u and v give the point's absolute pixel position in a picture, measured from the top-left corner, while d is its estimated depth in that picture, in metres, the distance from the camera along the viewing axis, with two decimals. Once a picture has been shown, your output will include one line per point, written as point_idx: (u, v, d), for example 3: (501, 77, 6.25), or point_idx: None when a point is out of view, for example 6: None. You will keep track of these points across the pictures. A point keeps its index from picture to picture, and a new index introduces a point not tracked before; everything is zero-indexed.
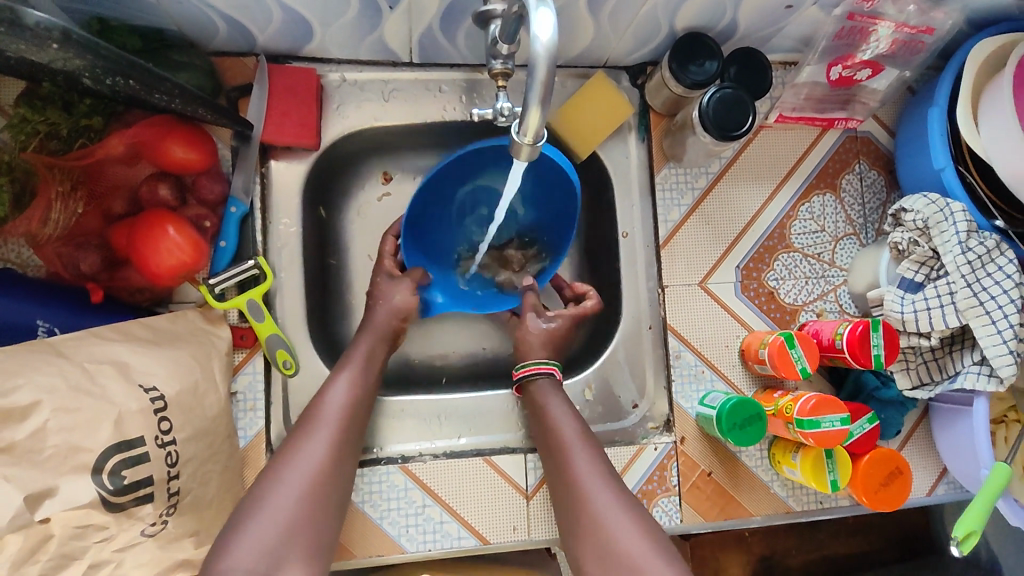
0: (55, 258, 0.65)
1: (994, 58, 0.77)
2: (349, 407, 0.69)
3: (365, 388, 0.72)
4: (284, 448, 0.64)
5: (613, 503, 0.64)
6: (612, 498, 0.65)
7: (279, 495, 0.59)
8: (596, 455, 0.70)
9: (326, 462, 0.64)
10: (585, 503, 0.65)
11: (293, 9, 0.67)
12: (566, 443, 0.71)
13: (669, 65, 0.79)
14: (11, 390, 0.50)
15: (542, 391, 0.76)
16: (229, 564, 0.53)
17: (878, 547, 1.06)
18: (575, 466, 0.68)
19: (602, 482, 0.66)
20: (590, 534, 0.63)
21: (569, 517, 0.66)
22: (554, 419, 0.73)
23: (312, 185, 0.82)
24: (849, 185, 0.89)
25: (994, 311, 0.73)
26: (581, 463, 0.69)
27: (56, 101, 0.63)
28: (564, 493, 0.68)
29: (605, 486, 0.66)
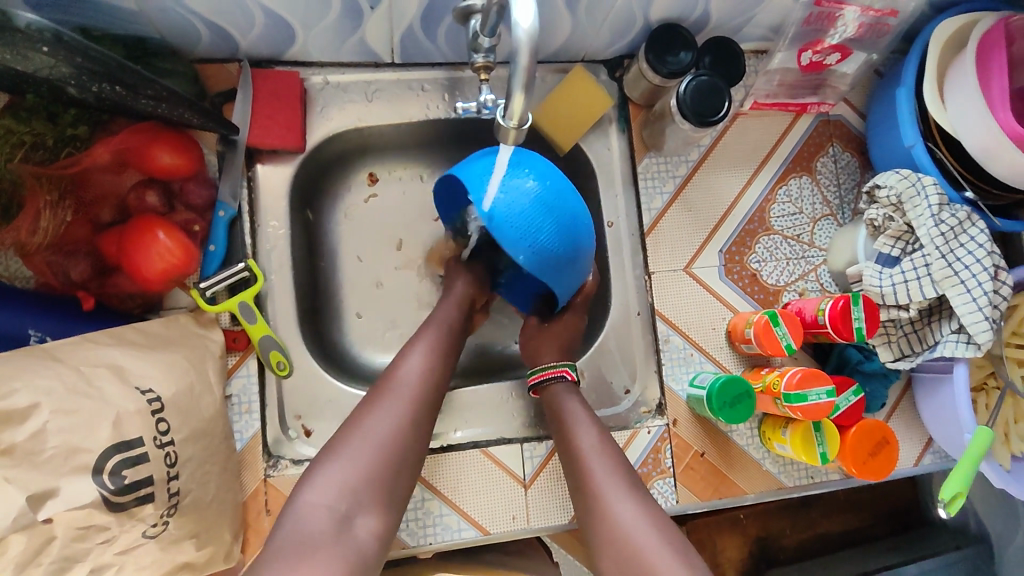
0: (45, 268, 0.65)
1: (957, 39, 0.80)
2: (429, 372, 0.70)
3: (445, 347, 0.74)
4: (366, 402, 0.66)
5: (632, 510, 0.64)
6: (631, 504, 0.64)
7: (357, 447, 0.61)
8: (614, 459, 0.69)
9: (402, 424, 0.64)
10: (603, 509, 0.65)
11: (275, 13, 0.68)
12: (583, 448, 0.71)
13: (646, 56, 0.80)
14: (8, 394, 0.50)
15: (559, 398, 0.77)
16: (313, 497, 0.58)
17: (869, 523, 1.08)
18: (593, 473, 0.68)
19: (621, 489, 0.66)
20: (611, 542, 0.62)
21: (589, 521, 0.66)
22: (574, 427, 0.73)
23: (299, 188, 0.82)
24: (824, 167, 0.91)
25: (969, 280, 0.76)
26: (598, 470, 0.68)
27: (40, 113, 0.63)
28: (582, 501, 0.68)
29: (624, 492, 0.66)
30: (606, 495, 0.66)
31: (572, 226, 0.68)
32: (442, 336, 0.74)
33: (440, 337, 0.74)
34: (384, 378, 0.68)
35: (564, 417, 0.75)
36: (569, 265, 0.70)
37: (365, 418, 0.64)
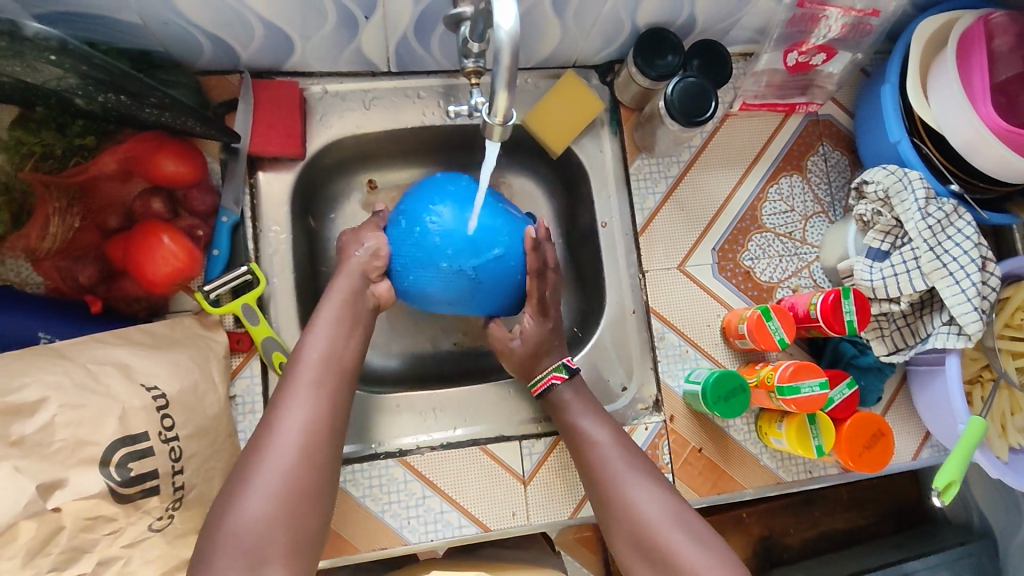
0: (54, 273, 0.68)
1: (939, 36, 0.82)
2: (310, 413, 0.64)
3: (330, 381, 0.67)
4: (247, 455, 0.62)
5: (651, 499, 0.68)
6: (646, 490, 0.69)
7: (240, 515, 0.57)
8: (623, 447, 0.73)
9: (289, 475, 0.60)
10: (613, 489, 0.70)
11: (274, 24, 0.71)
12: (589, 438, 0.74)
13: (635, 60, 0.82)
14: (19, 388, 0.52)
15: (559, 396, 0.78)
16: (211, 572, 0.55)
17: (873, 521, 1.07)
18: (607, 465, 0.72)
19: (637, 477, 0.70)
20: (633, 527, 0.67)
21: (604, 511, 0.70)
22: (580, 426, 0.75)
23: (300, 194, 0.84)
24: (814, 166, 0.93)
25: (957, 272, 0.77)
26: (612, 458, 0.72)
27: (50, 124, 0.66)
28: (598, 494, 0.71)
29: (643, 481, 0.70)
30: (622, 482, 0.70)
31: (450, 283, 0.76)
32: (321, 366, 0.67)
33: (320, 368, 0.67)
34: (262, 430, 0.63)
35: (569, 421, 0.77)
36: (455, 304, 0.78)
37: (246, 482, 0.59)
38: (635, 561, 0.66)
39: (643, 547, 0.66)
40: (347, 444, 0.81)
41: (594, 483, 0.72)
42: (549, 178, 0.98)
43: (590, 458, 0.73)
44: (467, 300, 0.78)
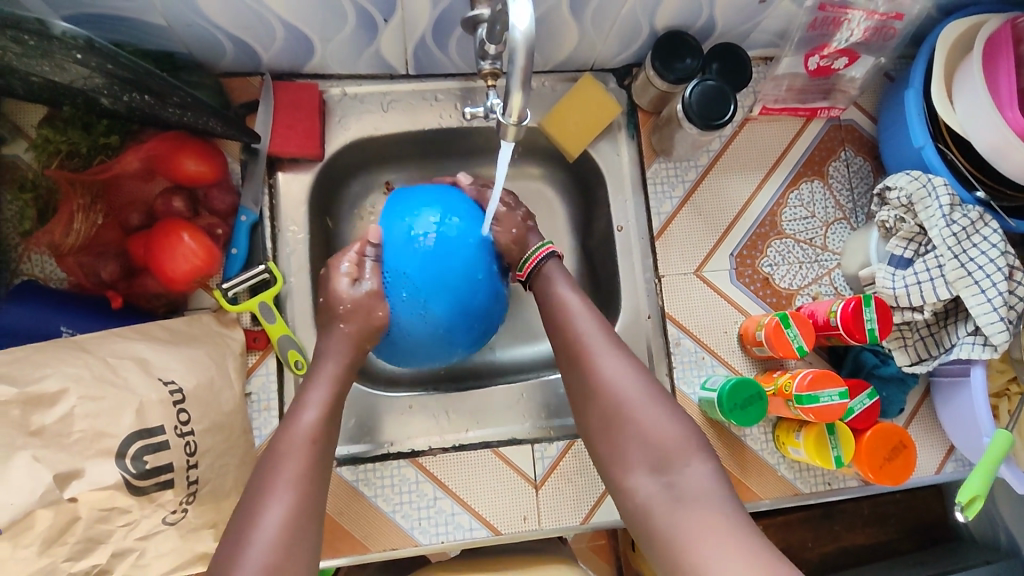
0: (77, 268, 0.69)
1: (963, 41, 0.80)
2: (299, 481, 0.60)
3: (320, 443, 0.63)
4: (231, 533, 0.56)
5: (621, 371, 0.67)
6: (623, 366, 0.68)
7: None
8: (601, 324, 0.71)
9: (283, 530, 0.56)
10: (585, 359, 0.69)
11: (294, 27, 0.72)
12: (574, 318, 0.72)
13: (653, 63, 0.82)
14: (40, 379, 0.53)
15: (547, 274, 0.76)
16: None
17: (896, 537, 1.03)
18: (585, 342, 0.70)
19: (613, 353, 0.69)
20: (597, 391, 0.67)
21: (576, 387, 0.70)
22: (559, 304, 0.73)
23: (318, 196, 0.85)
24: (836, 171, 0.91)
25: (983, 281, 0.76)
26: (590, 333, 0.70)
27: (75, 123, 0.69)
28: (572, 369, 0.70)
29: (613, 353, 0.69)
30: (593, 355, 0.69)
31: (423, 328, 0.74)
32: (313, 434, 0.64)
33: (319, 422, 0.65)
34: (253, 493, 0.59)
35: (551, 301, 0.74)
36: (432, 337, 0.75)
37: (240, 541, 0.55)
38: (597, 426, 0.67)
39: (613, 422, 0.65)
40: (359, 444, 0.81)
41: (565, 353, 0.71)
42: (566, 182, 0.97)
43: (559, 328, 0.72)
44: (445, 328, 0.74)
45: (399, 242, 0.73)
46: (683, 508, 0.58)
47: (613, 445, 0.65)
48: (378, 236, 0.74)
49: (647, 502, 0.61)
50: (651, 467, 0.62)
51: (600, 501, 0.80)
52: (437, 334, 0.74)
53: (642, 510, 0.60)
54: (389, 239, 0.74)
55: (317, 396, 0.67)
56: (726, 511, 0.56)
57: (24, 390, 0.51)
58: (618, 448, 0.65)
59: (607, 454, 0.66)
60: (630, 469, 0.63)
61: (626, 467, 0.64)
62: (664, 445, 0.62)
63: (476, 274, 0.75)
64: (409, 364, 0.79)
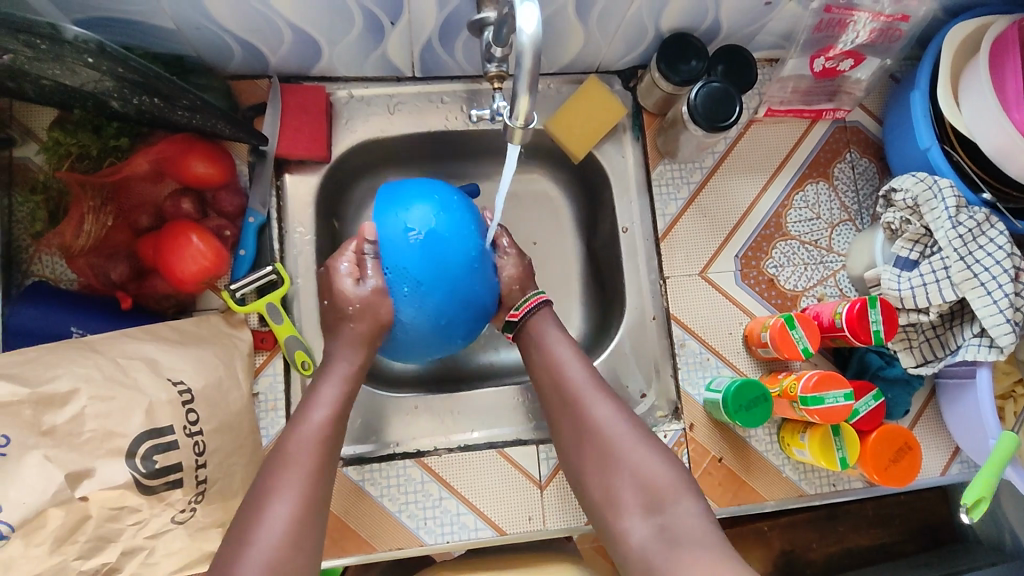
0: (87, 270, 0.70)
1: (970, 42, 0.80)
2: (306, 482, 0.60)
3: (327, 443, 0.64)
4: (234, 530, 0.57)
5: (610, 415, 0.68)
6: (613, 412, 0.69)
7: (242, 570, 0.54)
8: (589, 369, 0.73)
9: (289, 532, 0.57)
10: (574, 403, 0.70)
11: (302, 30, 0.72)
12: (562, 363, 0.73)
13: (658, 65, 0.82)
14: (52, 379, 0.54)
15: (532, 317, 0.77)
16: None
17: (900, 539, 1.03)
18: (574, 386, 0.71)
19: (603, 398, 0.70)
20: (587, 434, 0.68)
21: (566, 433, 0.70)
22: (547, 348, 0.74)
23: (325, 198, 0.86)
24: (842, 173, 0.91)
25: (989, 283, 0.76)
26: (580, 379, 0.71)
27: (86, 126, 0.70)
28: (564, 414, 0.71)
29: (600, 396, 0.70)
30: (582, 400, 0.70)
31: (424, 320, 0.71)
32: (321, 433, 0.64)
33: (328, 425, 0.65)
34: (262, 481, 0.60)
35: (539, 345, 0.75)
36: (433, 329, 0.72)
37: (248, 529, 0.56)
38: (587, 468, 0.68)
39: (606, 465, 0.66)
40: (365, 443, 0.81)
41: (553, 395, 0.72)
42: (570, 183, 0.98)
43: (547, 370, 0.73)
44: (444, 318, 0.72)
45: (393, 240, 0.70)
46: (679, 551, 0.59)
47: (606, 491, 0.66)
48: (374, 233, 0.72)
49: (642, 545, 0.61)
50: (646, 512, 0.63)
51: None
52: (437, 327, 0.72)
53: (639, 555, 0.61)
54: (382, 239, 0.71)
55: (330, 391, 0.68)
56: (722, 549, 0.57)
57: (36, 390, 0.52)
58: (611, 492, 0.65)
59: (599, 499, 0.66)
60: (624, 515, 0.64)
61: (619, 510, 0.64)
62: (657, 489, 0.63)
63: (472, 263, 0.72)
64: (411, 359, 0.77)
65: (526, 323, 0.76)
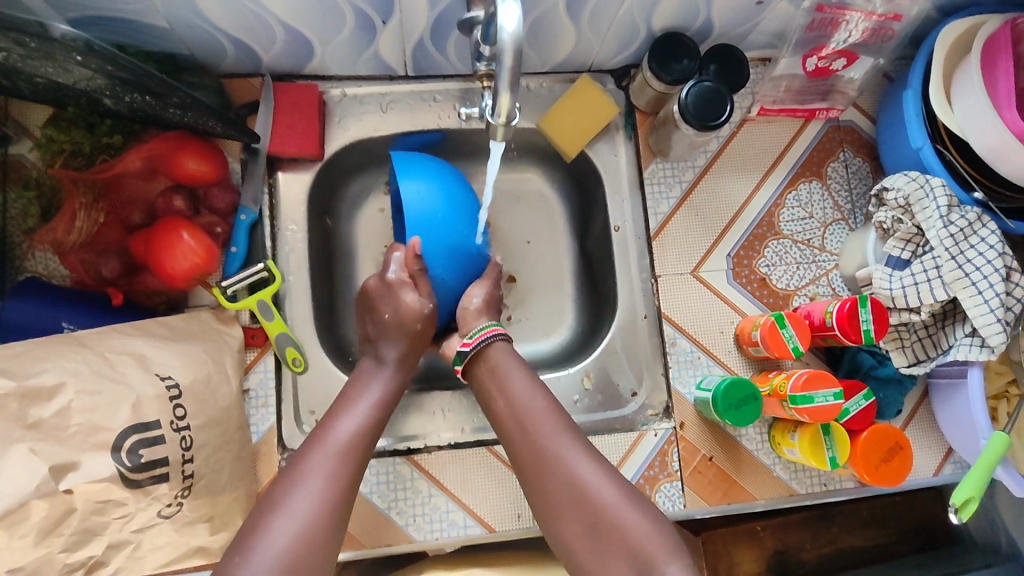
0: (78, 265, 0.70)
1: (963, 41, 0.80)
2: (340, 465, 0.63)
3: (367, 432, 0.68)
4: (266, 503, 0.60)
5: (585, 465, 0.65)
6: (588, 465, 0.65)
7: (273, 536, 0.56)
8: (561, 421, 0.69)
9: (318, 508, 0.59)
10: (546, 455, 0.66)
11: (294, 28, 0.72)
12: (532, 414, 0.69)
13: (649, 64, 0.82)
14: (38, 373, 0.54)
15: (498, 365, 0.74)
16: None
17: (894, 539, 0.99)
18: (547, 439, 0.67)
19: (578, 452, 0.66)
20: (563, 487, 0.64)
21: (540, 491, 0.66)
22: (515, 399, 0.71)
23: (318, 195, 0.86)
24: (835, 172, 0.91)
25: (980, 282, 0.75)
26: (550, 428, 0.68)
27: (79, 123, 0.71)
28: (536, 467, 0.67)
29: (574, 446, 0.67)
30: (553, 455, 0.66)
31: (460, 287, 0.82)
32: (364, 422, 0.68)
33: (367, 415, 0.69)
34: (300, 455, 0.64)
35: (507, 393, 0.72)
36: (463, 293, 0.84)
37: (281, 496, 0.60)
38: (566, 526, 0.63)
39: (587, 519, 0.62)
40: None
41: (524, 449, 0.68)
42: (563, 182, 0.98)
43: (517, 419, 0.70)
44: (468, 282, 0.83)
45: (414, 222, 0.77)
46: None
47: (592, 551, 0.61)
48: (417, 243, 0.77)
49: None
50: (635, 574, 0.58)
51: None
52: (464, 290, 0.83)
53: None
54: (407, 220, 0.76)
55: (377, 386, 0.73)
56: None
57: (22, 383, 0.53)
58: (597, 555, 0.61)
59: (587, 562, 0.61)
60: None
61: (609, 567, 0.60)
62: (641, 545, 0.59)
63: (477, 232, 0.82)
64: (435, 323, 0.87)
65: (479, 353, 0.75)
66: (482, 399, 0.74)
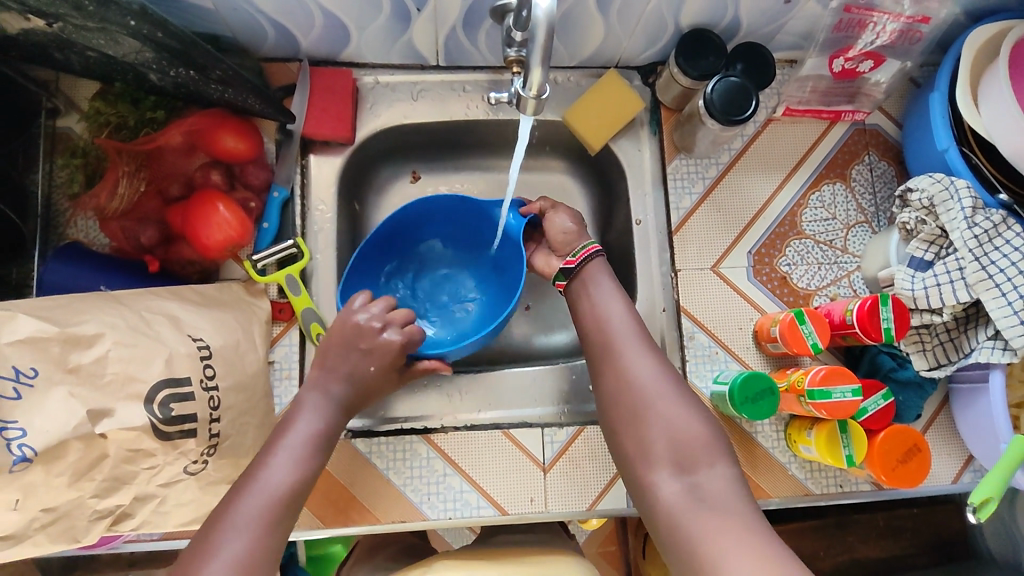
0: (118, 232, 0.74)
1: (991, 45, 0.80)
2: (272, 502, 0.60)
3: (308, 459, 0.65)
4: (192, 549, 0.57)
5: (651, 370, 0.69)
6: (653, 369, 0.69)
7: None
8: (636, 327, 0.73)
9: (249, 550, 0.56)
10: (618, 357, 0.71)
11: (332, 13, 0.75)
12: (611, 322, 0.73)
13: (677, 60, 0.84)
14: (81, 322, 0.58)
15: (592, 274, 0.77)
16: None
17: (911, 552, 0.96)
18: (621, 344, 0.71)
19: (645, 356, 0.70)
20: (626, 386, 0.68)
21: (607, 385, 0.70)
22: (601, 306, 0.74)
23: (348, 180, 0.88)
24: (859, 174, 0.92)
25: (1004, 284, 0.75)
26: (624, 333, 0.72)
27: (126, 98, 0.74)
28: (606, 366, 0.71)
29: (644, 352, 0.70)
30: (626, 355, 0.70)
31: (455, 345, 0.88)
32: (302, 449, 0.66)
33: (309, 444, 0.66)
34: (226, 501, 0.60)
35: (588, 299, 0.76)
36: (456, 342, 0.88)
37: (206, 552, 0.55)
38: (622, 418, 0.68)
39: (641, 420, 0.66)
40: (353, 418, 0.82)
41: (599, 348, 0.73)
42: (587, 177, 0.99)
43: (596, 321, 0.74)
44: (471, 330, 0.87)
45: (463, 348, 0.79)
46: (705, 510, 0.58)
47: (638, 442, 0.66)
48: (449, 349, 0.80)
49: (668, 500, 0.61)
50: (675, 469, 0.62)
51: (606, 490, 0.81)
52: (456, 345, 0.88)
53: (664, 511, 0.60)
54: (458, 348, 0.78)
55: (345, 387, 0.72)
56: (749, 515, 0.57)
57: (64, 330, 0.56)
58: (642, 445, 0.65)
59: (633, 452, 0.66)
60: (653, 467, 0.63)
61: (650, 463, 0.64)
62: (689, 448, 0.63)
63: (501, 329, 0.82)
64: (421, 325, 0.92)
65: (580, 270, 0.77)
66: (569, 301, 0.79)
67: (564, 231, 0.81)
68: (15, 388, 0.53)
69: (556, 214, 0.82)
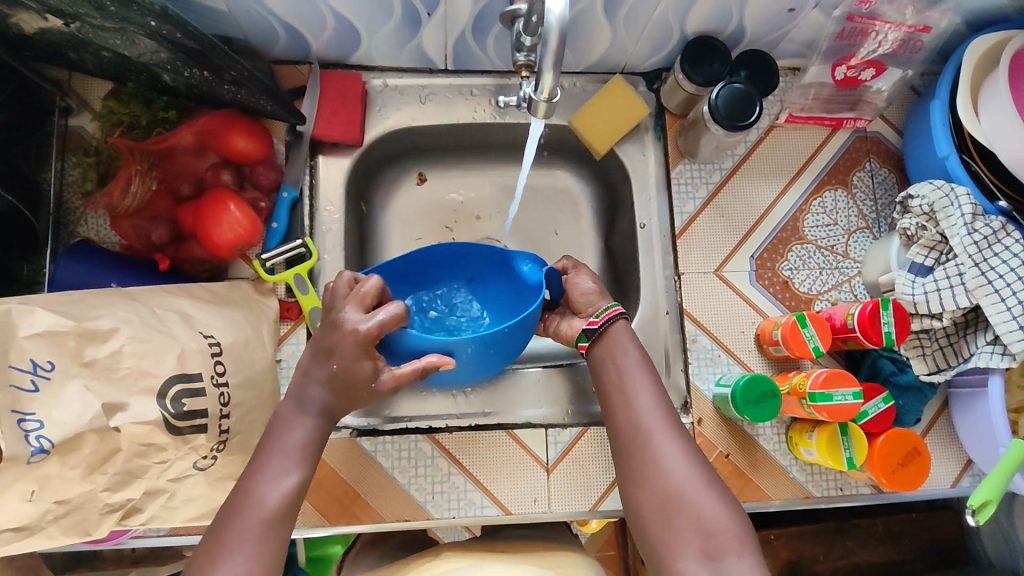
0: (130, 230, 0.75)
1: (991, 54, 0.82)
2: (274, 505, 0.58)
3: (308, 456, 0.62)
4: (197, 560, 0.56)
5: (680, 453, 0.63)
6: (679, 451, 0.63)
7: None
8: (662, 400, 0.68)
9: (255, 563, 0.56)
10: (642, 437, 0.65)
11: (344, 17, 0.76)
12: (637, 396, 0.68)
13: (683, 67, 0.85)
14: (96, 317, 0.60)
15: (617, 339, 0.72)
16: None
17: (910, 557, 0.97)
18: (645, 421, 0.66)
19: (672, 437, 0.65)
20: (651, 469, 0.63)
21: (631, 466, 0.65)
22: (626, 379, 0.69)
23: (355, 181, 0.89)
24: (861, 181, 0.93)
25: (1002, 290, 0.77)
26: (649, 410, 0.67)
27: (138, 98, 0.75)
28: (630, 446, 0.65)
29: (670, 432, 0.65)
30: (653, 436, 0.65)
31: None
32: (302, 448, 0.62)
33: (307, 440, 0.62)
34: (237, 491, 0.59)
35: (612, 370, 0.71)
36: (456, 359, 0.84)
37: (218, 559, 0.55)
38: (646, 504, 0.62)
39: (666, 506, 0.61)
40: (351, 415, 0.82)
41: (622, 423, 0.67)
42: (591, 181, 1.00)
43: (619, 396, 0.69)
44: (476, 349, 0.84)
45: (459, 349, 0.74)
46: None
47: (665, 530, 0.60)
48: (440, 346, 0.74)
49: None
50: (703, 559, 0.57)
51: (608, 491, 0.81)
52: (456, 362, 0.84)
53: None
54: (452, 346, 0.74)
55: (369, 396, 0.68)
56: None
57: (81, 324, 0.59)
58: (668, 535, 0.60)
59: (660, 541, 0.60)
60: (681, 557, 0.58)
61: (676, 555, 0.59)
62: (718, 538, 0.58)
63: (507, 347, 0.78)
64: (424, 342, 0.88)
65: (604, 331, 0.73)
66: (591, 368, 0.73)
67: (585, 292, 0.77)
68: (32, 380, 0.56)
69: (578, 274, 0.78)
